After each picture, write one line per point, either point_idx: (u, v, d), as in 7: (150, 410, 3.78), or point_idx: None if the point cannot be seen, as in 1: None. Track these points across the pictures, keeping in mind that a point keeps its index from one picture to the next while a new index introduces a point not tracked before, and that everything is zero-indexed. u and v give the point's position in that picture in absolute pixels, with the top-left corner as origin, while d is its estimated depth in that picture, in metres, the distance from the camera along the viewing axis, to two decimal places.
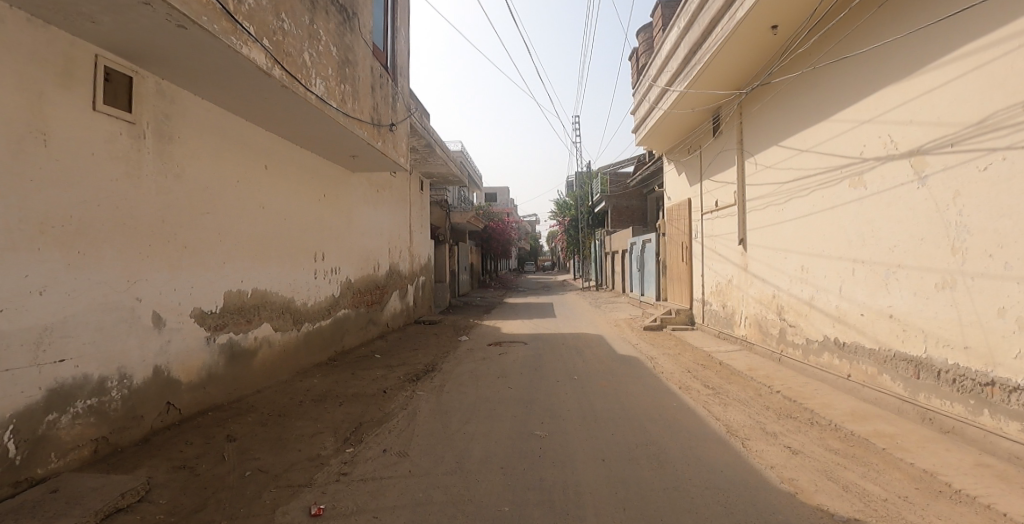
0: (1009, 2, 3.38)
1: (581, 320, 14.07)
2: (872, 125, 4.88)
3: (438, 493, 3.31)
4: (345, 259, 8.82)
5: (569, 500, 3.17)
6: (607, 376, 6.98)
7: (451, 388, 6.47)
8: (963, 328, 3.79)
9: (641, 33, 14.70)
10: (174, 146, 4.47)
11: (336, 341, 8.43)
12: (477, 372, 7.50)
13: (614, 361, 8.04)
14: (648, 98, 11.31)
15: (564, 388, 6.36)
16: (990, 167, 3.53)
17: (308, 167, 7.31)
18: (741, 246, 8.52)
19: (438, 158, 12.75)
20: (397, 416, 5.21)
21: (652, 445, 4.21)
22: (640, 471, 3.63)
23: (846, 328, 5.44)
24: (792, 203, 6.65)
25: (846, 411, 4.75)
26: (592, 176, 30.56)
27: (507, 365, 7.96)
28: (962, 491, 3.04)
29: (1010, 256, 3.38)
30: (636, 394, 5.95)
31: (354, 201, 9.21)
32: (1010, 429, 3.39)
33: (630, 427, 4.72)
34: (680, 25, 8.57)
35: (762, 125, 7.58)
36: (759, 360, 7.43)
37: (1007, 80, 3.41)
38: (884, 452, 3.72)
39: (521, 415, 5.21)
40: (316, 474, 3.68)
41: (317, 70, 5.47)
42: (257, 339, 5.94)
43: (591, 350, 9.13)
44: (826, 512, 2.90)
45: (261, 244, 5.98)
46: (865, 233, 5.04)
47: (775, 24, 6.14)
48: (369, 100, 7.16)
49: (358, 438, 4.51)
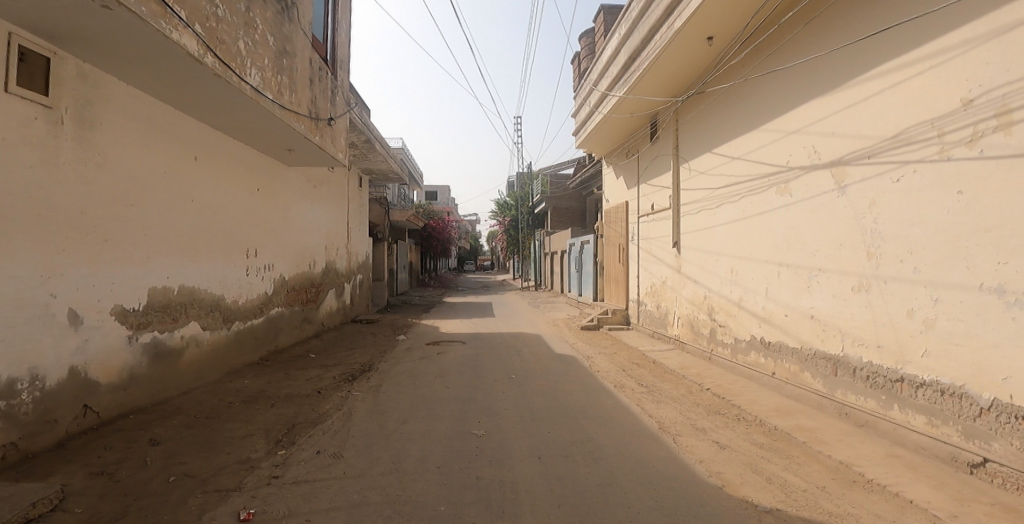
0: (910, 32, 3.63)
1: (521, 320, 14.05)
2: (798, 135, 5.16)
3: (373, 494, 3.05)
4: (280, 256, 8.15)
5: (506, 499, 3.03)
6: (546, 374, 6.95)
7: (389, 388, 6.12)
8: (877, 327, 3.99)
9: (583, 38, 14.96)
10: (96, 134, 3.89)
11: (268, 340, 7.74)
12: (416, 371, 7.18)
13: (552, 360, 8.04)
14: (589, 102, 11.49)
15: (503, 387, 6.21)
16: (902, 179, 3.71)
17: (241, 158, 6.63)
18: (676, 248, 8.83)
19: (379, 154, 12.19)
20: (333, 417, 4.83)
21: (587, 442, 4.17)
22: (576, 467, 3.57)
23: (771, 328, 5.73)
24: (723, 208, 6.95)
25: (771, 407, 4.99)
26: (534, 177, 30.59)
27: (446, 365, 7.67)
28: (874, 481, 3.19)
29: (919, 261, 3.55)
30: (573, 393, 5.94)
31: (289, 195, 8.54)
32: (918, 422, 3.54)
33: (568, 425, 4.66)
34: (621, 32, 8.77)
35: (697, 133, 7.89)
36: (691, 359, 7.72)
37: (920, 97, 3.51)
38: (805, 446, 3.91)
39: (459, 415, 4.98)
40: (244, 478, 3.27)
41: (252, 59, 4.94)
42: (184, 338, 5.28)
43: (529, 350, 9.07)
44: (750, 503, 2.97)
45: (191, 237, 5.35)
46: (791, 237, 5.31)
47: (710, 36, 6.40)
48: (306, 92, 6.63)
49: (290, 440, 4.11)
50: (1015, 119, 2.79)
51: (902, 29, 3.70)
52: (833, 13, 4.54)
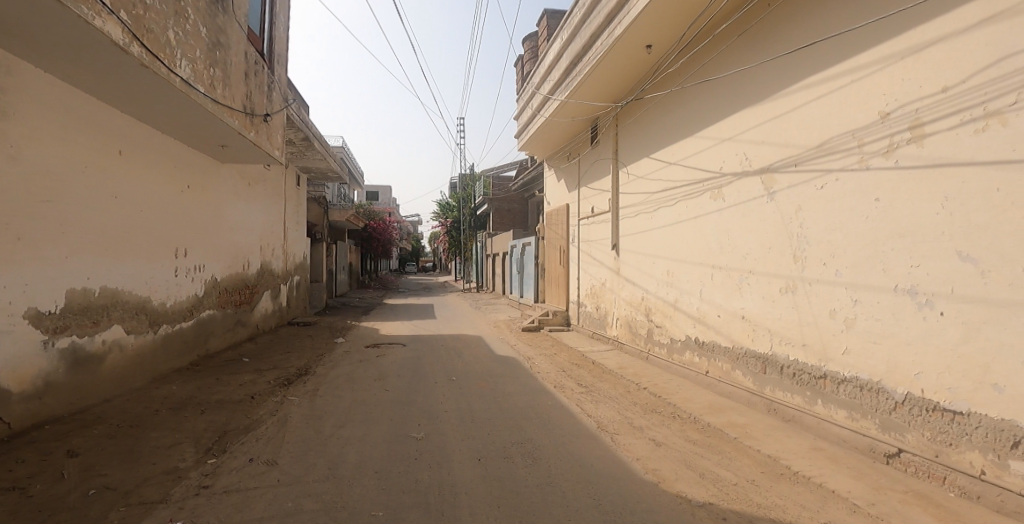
0: (831, 49, 3.88)
1: (463, 321, 13.81)
2: (731, 143, 5.38)
3: (308, 502, 2.79)
4: (212, 256, 7.43)
5: (445, 502, 2.85)
6: (486, 376, 6.80)
7: (327, 392, 5.74)
8: (803, 327, 4.20)
9: (527, 42, 15.02)
10: (8, 123, 3.45)
11: (200, 344, 7.01)
12: (355, 374, 6.80)
13: (493, 362, 7.90)
14: (531, 105, 11.51)
15: (443, 389, 5.99)
16: (826, 187, 3.94)
17: (172, 153, 5.97)
18: (614, 250, 9.02)
19: (318, 153, 11.57)
20: (268, 422, 4.43)
21: (527, 442, 4.06)
22: (516, 468, 3.45)
23: (705, 328, 5.93)
24: (660, 212, 7.16)
25: (704, 404, 5.14)
26: (476, 178, 30.43)
27: (386, 367, 7.32)
28: (799, 473, 3.31)
29: (840, 264, 3.76)
30: (515, 394, 5.83)
31: (224, 193, 7.83)
32: (838, 416, 3.75)
33: (507, 427, 4.53)
34: (563, 37, 8.83)
35: (635, 138, 8.08)
36: (628, 359, 7.87)
37: (843, 110, 3.74)
38: (736, 441, 4.03)
39: (399, 418, 4.71)
40: (172, 489, 2.96)
41: (183, 49, 4.47)
42: (106, 343, 4.71)
43: (471, 352, 8.88)
44: (685, 498, 3.00)
45: (114, 236, 4.76)
46: (723, 241, 5.52)
47: (649, 44, 6.56)
48: (241, 86, 6.07)
49: (221, 448, 3.72)
50: (927, 132, 2.96)
51: (824, 46, 3.95)
52: (766, 26, 4.74)
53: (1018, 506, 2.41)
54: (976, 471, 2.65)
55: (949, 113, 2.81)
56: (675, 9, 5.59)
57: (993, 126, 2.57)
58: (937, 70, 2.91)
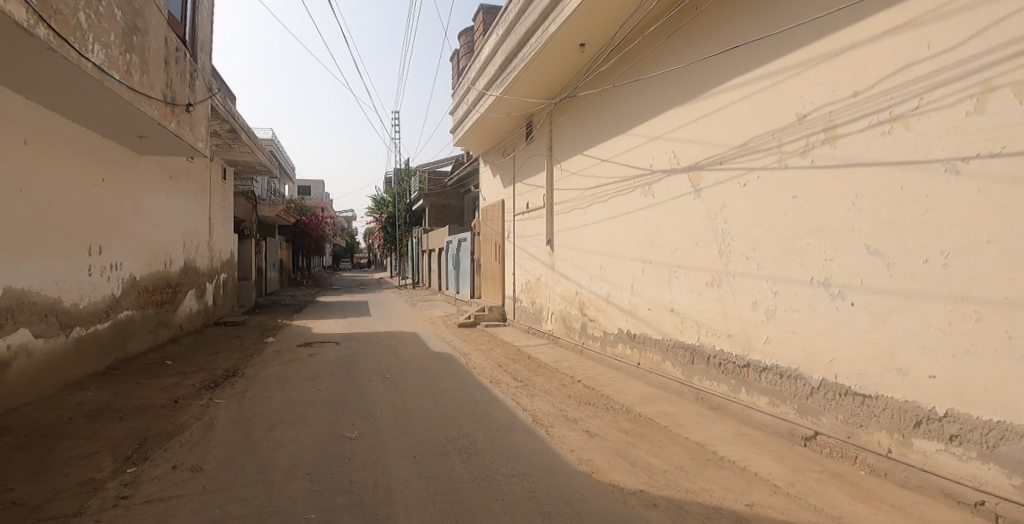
0: (752, 53, 4.08)
1: (398, 318, 13.36)
2: (660, 141, 5.53)
3: (237, 508, 2.55)
4: (131, 253, 6.81)
5: (378, 501, 2.69)
6: (422, 373, 6.55)
7: (256, 393, 5.33)
8: (727, 318, 4.40)
9: (463, 36, 14.77)
10: None
11: (117, 348, 6.42)
12: (286, 374, 6.36)
13: (429, 358, 7.67)
14: (466, 100, 11.29)
15: (375, 387, 5.69)
16: (748, 185, 4.13)
17: (84, 143, 5.46)
18: (549, 246, 9.08)
19: (245, 146, 10.85)
20: (193, 428, 4.08)
21: (462, 438, 3.94)
22: (452, 464, 3.33)
23: (636, 321, 6.09)
24: (593, 208, 7.28)
25: (636, 395, 5.27)
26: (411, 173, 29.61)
27: (319, 366, 6.90)
28: (725, 458, 3.45)
29: (761, 258, 3.97)
30: (452, 390, 5.65)
31: (144, 188, 7.20)
32: (761, 402, 3.96)
33: (442, 423, 4.36)
34: (499, 32, 8.71)
35: (569, 134, 8.14)
36: (563, 352, 7.97)
37: (764, 111, 3.93)
38: (666, 429, 4.15)
39: (332, 418, 4.43)
40: (87, 501, 2.63)
41: (95, 33, 4.09)
42: (12, 348, 4.28)
43: (406, 348, 8.59)
44: (617, 487, 3.02)
45: (16, 231, 4.33)
46: (653, 236, 5.69)
47: (582, 42, 6.59)
48: (161, 74, 5.63)
49: (142, 456, 3.40)
50: (840, 133, 3.16)
51: (746, 49, 4.14)
52: (693, 29, 4.89)
53: (919, 481, 2.59)
54: (884, 449, 2.85)
55: (860, 116, 3.01)
56: (606, 8, 5.64)
57: (898, 129, 2.76)
58: (848, 76, 3.10)
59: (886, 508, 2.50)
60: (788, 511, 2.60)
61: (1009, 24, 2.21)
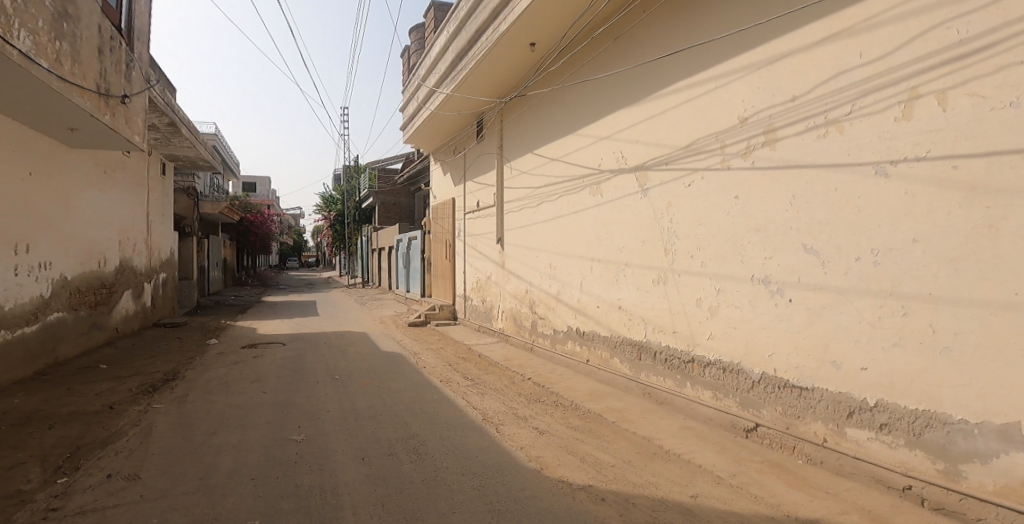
0: (696, 58, 4.19)
1: (346, 317, 12.87)
2: (608, 141, 5.59)
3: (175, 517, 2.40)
4: (60, 252, 6.29)
5: (325, 505, 2.59)
6: (371, 373, 6.31)
7: (197, 397, 5.02)
8: (673, 315, 4.50)
9: (413, 32, 14.37)
10: None
11: (46, 353, 5.90)
12: (229, 377, 5.99)
13: (377, 358, 7.41)
14: (416, 97, 11.04)
15: (321, 389, 5.42)
16: (692, 185, 4.24)
17: (6, 133, 5.04)
18: (499, 244, 9.01)
19: (186, 140, 10.07)
20: (130, 434, 3.83)
21: (413, 438, 3.80)
22: (401, 465, 3.20)
23: (585, 318, 6.14)
24: (542, 207, 7.28)
25: (585, 392, 5.31)
26: (360, 170, 28.55)
27: (264, 368, 6.52)
28: (670, 451, 3.51)
29: (705, 256, 4.08)
30: (401, 390, 5.45)
31: (74, 182, 6.68)
32: (705, 396, 4.07)
33: (392, 423, 4.19)
34: (449, 30, 8.56)
35: (519, 133, 8.09)
36: (513, 350, 7.94)
37: (707, 113, 4.04)
38: (614, 425, 4.19)
39: (277, 421, 4.21)
40: (12, 515, 2.45)
41: (20, 17, 3.86)
42: None
43: (354, 348, 8.27)
44: (566, 483, 2.99)
45: None
46: (602, 235, 5.75)
47: (532, 42, 6.57)
48: (94, 63, 5.35)
49: (75, 465, 3.17)
50: (779, 136, 3.29)
51: (690, 53, 4.25)
52: (641, 32, 4.97)
53: (852, 468, 2.73)
54: (820, 439, 2.99)
55: (797, 120, 3.14)
56: (555, 8, 5.61)
57: (832, 133, 2.90)
58: (787, 81, 3.24)
59: (821, 494, 2.63)
60: (731, 501, 2.67)
61: (934, 35, 2.36)
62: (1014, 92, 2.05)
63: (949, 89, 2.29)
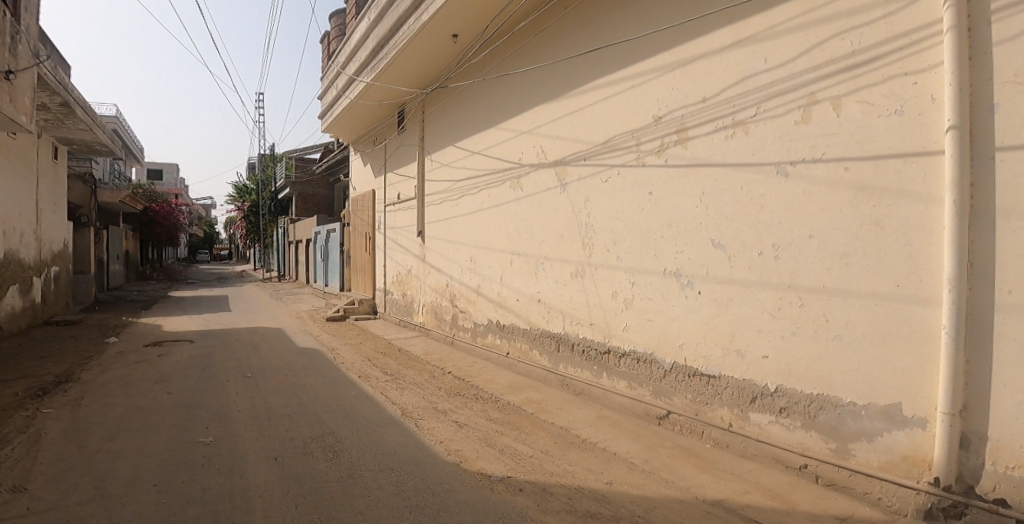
0: (612, 58, 4.28)
1: (258, 312, 11.84)
2: (528, 135, 5.56)
3: None
4: None
5: (233, 510, 2.33)
6: (285, 369, 5.78)
7: (96, 400, 4.38)
8: (590, 307, 4.59)
9: (334, 18, 13.38)
10: None
11: None
12: (133, 377, 5.28)
13: (293, 353, 6.85)
14: (335, 84, 10.39)
15: (231, 387, 4.89)
16: (609, 181, 4.32)
17: None
18: (420, 237, 8.70)
19: (81, 122, 8.52)
20: (15, 442, 3.27)
21: (329, 436, 3.50)
22: (316, 464, 2.95)
23: (505, 312, 6.09)
24: (463, 200, 7.12)
25: (505, 384, 5.27)
26: (278, 159, 26.41)
27: (171, 367, 5.81)
28: (586, 440, 3.56)
29: (620, 250, 4.19)
30: (316, 387, 5.05)
31: None
32: (620, 386, 4.18)
33: (307, 421, 3.85)
34: (369, 16, 8.09)
35: (440, 125, 7.81)
36: (433, 344, 7.71)
37: (623, 111, 4.14)
38: (533, 416, 4.18)
39: (183, 422, 3.75)
40: None
41: None
42: None
43: (270, 343, 7.62)
44: (485, 476, 2.89)
45: None
46: (521, 228, 5.72)
47: (455, 33, 6.37)
48: None
49: None
50: (690, 136, 3.44)
51: (606, 52, 4.34)
52: (560, 28, 4.96)
53: (755, 450, 2.92)
54: (725, 423, 3.17)
55: (707, 121, 3.30)
56: None
57: (738, 134, 3.07)
58: (697, 83, 3.39)
59: (726, 476, 2.78)
60: (644, 486, 2.74)
61: (830, 45, 2.57)
62: (898, 101, 2.28)
63: (842, 96, 2.51)
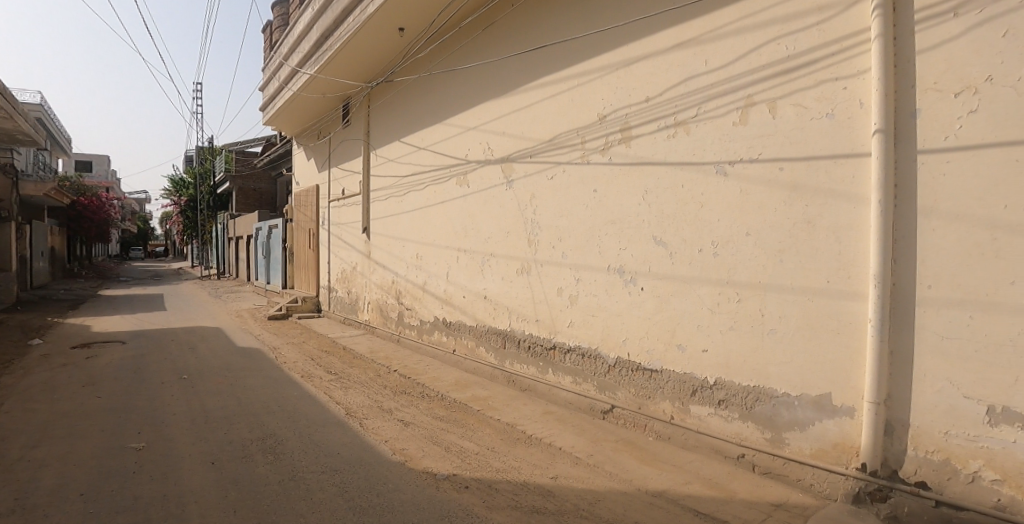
0: (557, 56, 4.27)
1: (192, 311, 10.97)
2: (474, 132, 5.46)
3: None
4: None
5: (167, 518, 2.10)
6: (224, 370, 5.36)
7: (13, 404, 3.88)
8: (535, 303, 4.57)
9: (277, 7, 12.54)
10: None
11: None
12: (54, 380, 4.72)
13: (232, 353, 6.38)
14: (277, 76, 9.79)
15: (165, 388, 4.48)
16: (554, 177, 4.32)
17: None
18: (365, 233, 8.36)
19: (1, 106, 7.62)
20: None
21: (269, 438, 3.24)
22: (254, 467, 2.73)
23: (451, 309, 5.97)
24: (409, 197, 6.91)
25: (451, 381, 5.15)
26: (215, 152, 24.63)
27: (101, 369, 5.26)
28: (532, 436, 3.53)
29: (565, 247, 4.20)
30: (254, 386, 4.71)
31: None
32: (565, 381, 4.20)
33: (245, 422, 3.57)
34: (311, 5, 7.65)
35: (386, 120, 7.54)
36: (379, 342, 7.44)
37: (568, 111, 4.14)
38: (479, 413, 4.10)
39: (113, 426, 3.37)
40: None
41: None
42: None
43: (207, 343, 7.07)
44: (430, 474, 2.78)
45: None
46: (467, 224, 5.62)
47: (401, 27, 6.14)
48: None
49: None
50: (633, 134, 3.49)
51: (551, 51, 4.34)
52: (507, 24, 4.88)
53: (695, 441, 3.01)
54: (668, 416, 3.25)
55: (650, 120, 3.36)
56: None
57: (680, 133, 3.14)
58: (641, 83, 3.44)
59: (668, 467, 2.85)
60: (587, 480, 2.75)
61: (766, 50, 2.68)
62: (830, 105, 2.41)
63: (777, 99, 2.63)
